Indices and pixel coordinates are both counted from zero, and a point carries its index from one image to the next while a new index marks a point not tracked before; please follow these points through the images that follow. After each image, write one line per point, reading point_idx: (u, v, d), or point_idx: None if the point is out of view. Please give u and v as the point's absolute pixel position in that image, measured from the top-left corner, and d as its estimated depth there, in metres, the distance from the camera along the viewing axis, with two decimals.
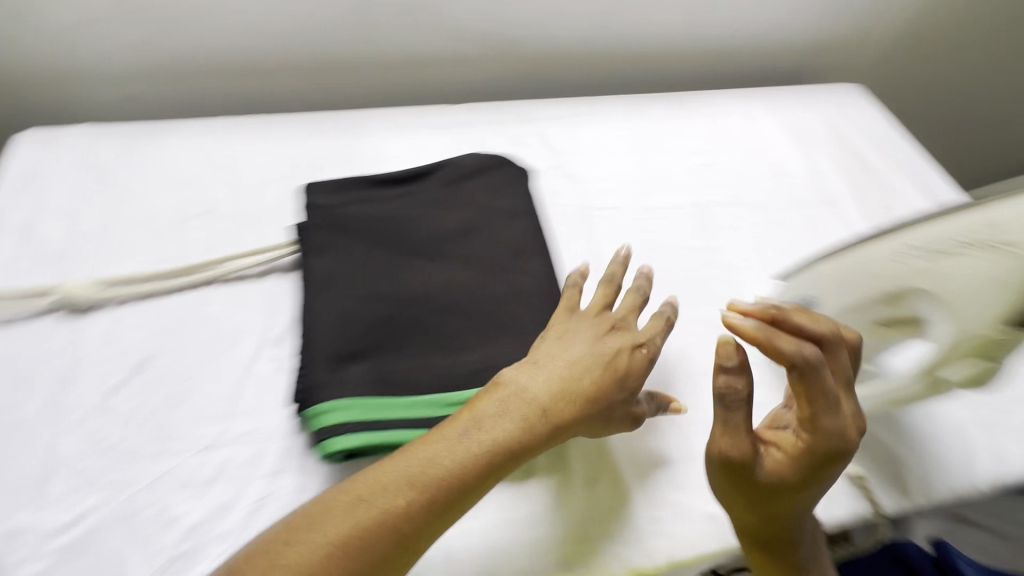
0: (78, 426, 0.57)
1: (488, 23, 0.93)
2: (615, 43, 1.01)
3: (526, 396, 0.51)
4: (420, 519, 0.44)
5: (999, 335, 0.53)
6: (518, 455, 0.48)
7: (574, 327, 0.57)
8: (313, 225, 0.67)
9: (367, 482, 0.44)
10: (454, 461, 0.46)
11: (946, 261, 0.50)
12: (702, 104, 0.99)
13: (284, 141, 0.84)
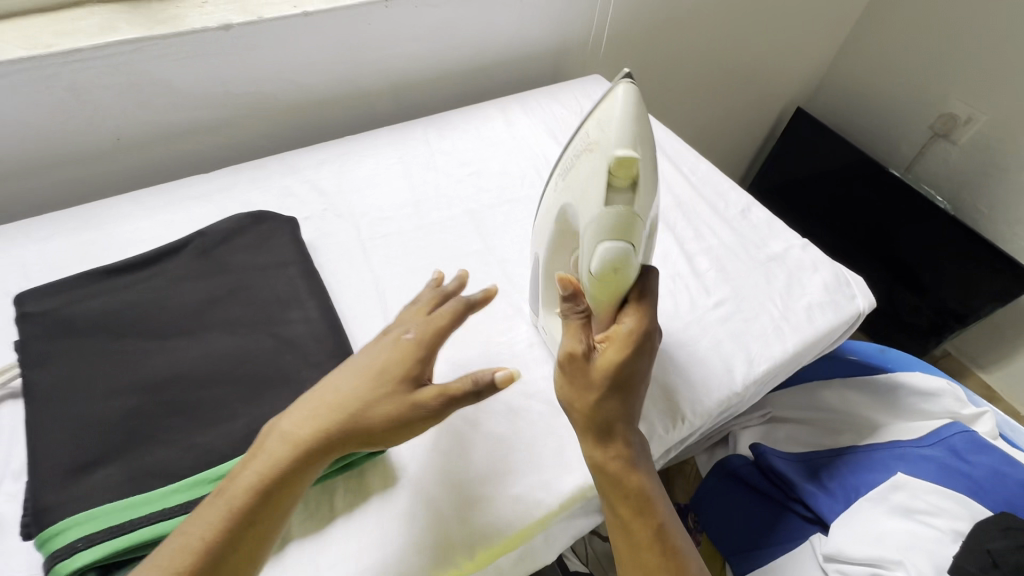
0: None
1: (228, 83, 0.92)
2: (370, 79, 1.05)
3: (250, 474, 0.50)
4: None
5: (626, 215, 0.58)
6: (249, 524, 0.48)
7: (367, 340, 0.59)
8: (33, 335, 0.61)
9: None
10: (237, 519, 0.48)
11: (571, 183, 0.63)
12: (465, 119, 1.06)
13: (8, 252, 0.76)
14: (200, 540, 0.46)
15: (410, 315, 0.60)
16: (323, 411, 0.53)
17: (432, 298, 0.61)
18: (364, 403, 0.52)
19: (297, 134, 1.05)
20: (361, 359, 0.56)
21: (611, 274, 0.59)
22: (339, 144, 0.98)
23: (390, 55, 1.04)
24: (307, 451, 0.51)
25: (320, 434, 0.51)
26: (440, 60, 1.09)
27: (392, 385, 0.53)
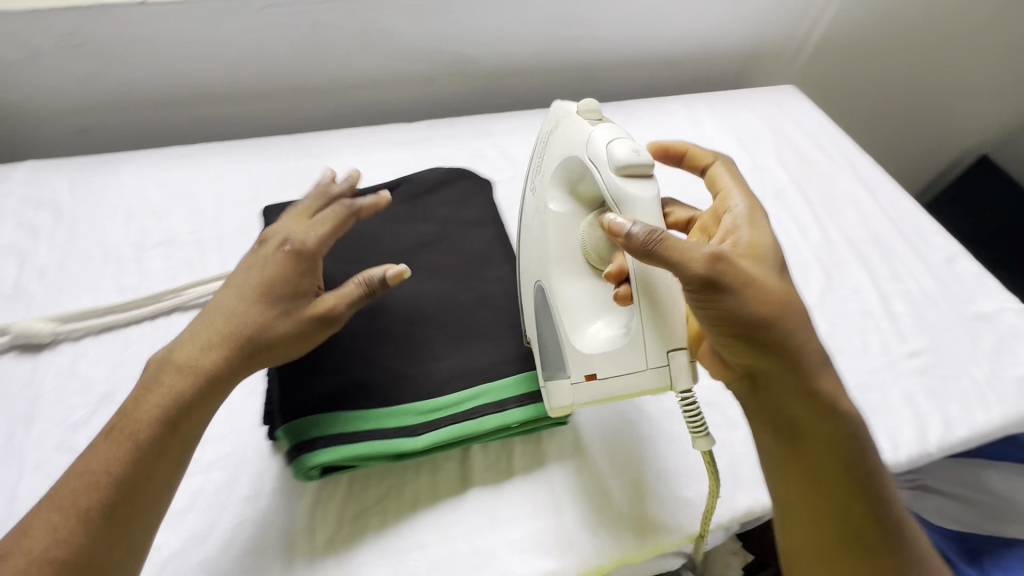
0: (38, 466, 0.56)
1: (441, 42, 0.96)
2: (564, 56, 1.05)
3: (202, 339, 0.51)
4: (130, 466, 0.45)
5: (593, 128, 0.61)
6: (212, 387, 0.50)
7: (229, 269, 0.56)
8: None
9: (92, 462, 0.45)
10: (144, 450, 0.46)
11: (544, 172, 0.64)
12: (651, 110, 1.04)
13: (242, 166, 0.84)
14: (102, 470, 0.45)
15: (287, 220, 0.58)
16: (211, 326, 0.51)
17: (314, 202, 0.60)
18: (273, 290, 0.52)
19: (484, 100, 1.08)
20: (229, 286, 0.54)
21: (636, 163, 0.56)
22: (528, 116, 0.99)
23: (591, 36, 1.03)
24: (157, 392, 0.48)
25: (219, 359, 0.50)
26: (636, 47, 1.08)
27: (284, 284, 0.53)
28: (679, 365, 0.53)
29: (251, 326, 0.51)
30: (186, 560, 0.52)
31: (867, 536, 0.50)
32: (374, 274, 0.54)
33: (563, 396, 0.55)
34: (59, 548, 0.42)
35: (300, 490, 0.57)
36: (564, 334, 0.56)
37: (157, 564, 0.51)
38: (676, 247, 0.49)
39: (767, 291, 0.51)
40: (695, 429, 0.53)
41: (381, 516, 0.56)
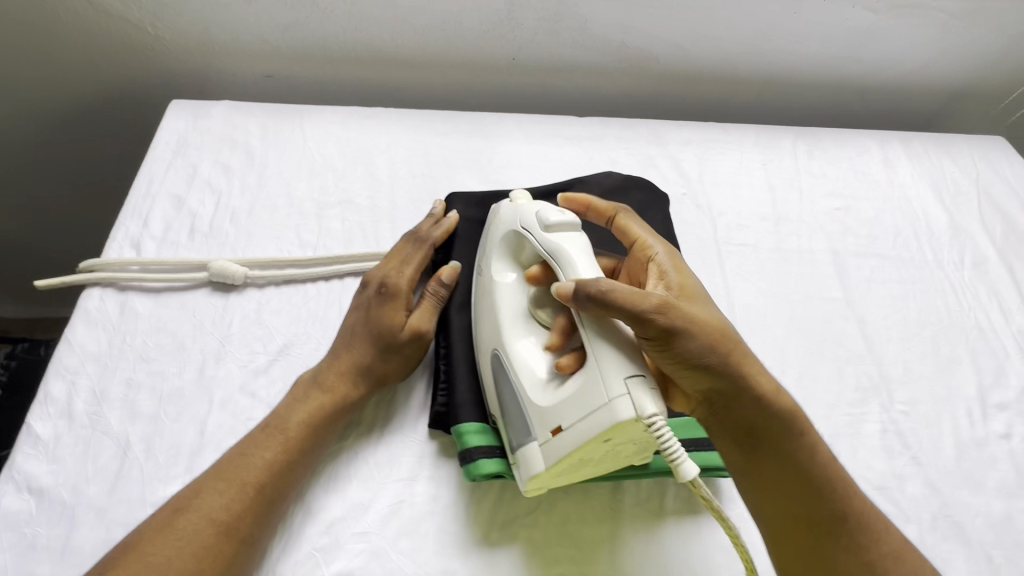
0: (224, 404, 0.59)
1: (629, 35, 0.91)
2: (750, 68, 0.97)
3: (331, 367, 0.57)
4: (281, 457, 0.51)
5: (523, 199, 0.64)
6: (346, 408, 0.56)
7: (356, 301, 0.61)
8: (457, 236, 0.67)
9: (233, 456, 0.51)
10: (291, 447, 0.52)
11: (483, 246, 0.63)
12: (839, 141, 0.94)
13: (417, 137, 0.84)
14: (261, 458, 0.50)
15: (381, 263, 0.63)
16: (335, 357, 0.58)
17: (404, 243, 0.64)
18: (395, 338, 0.58)
19: (653, 100, 1.01)
20: (348, 322, 0.60)
21: (561, 223, 0.56)
22: (704, 127, 0.93)
23: (788, 49, 0.94)
24: (304, 406, 0.54)
25: (352, 389, 0.56)
26: (834, 66, 0.97)
27: (399, 320, 0.59)
28: (637, 390, 0.47)
29: (373, 361, 0.57)
30: (348, 528, 0.54)
31: (833, 554, 0.50)
32: (437, 285, 0.62)
33: (534, 455, 0.51)
34: (224, 514, 0.47)
35: (455, 484, 0.57)
36: (525, 394, 0.53)
37: (322, 526, 0.53)
38: (613, 289, 0.49)
39: (711, 324, 0.51)
40: (671, 460, 0.46)
41: (530, 529, 0.56)
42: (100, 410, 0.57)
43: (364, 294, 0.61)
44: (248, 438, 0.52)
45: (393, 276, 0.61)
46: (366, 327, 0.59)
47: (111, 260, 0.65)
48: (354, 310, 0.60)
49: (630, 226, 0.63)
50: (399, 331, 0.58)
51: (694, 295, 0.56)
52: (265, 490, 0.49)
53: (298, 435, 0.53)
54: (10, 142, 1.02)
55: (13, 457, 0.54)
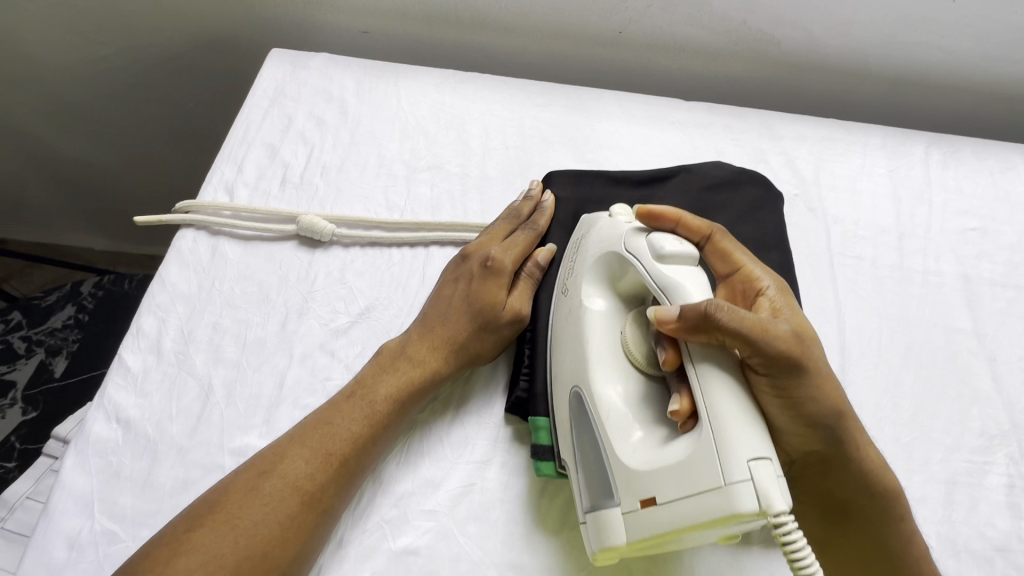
0: (304, 360, 0.58)
1: (753, 16, 0.83)
2: (885, 62, 0.87)
3: (420, 341, 0.55)
4: (364, 430, 0.50)
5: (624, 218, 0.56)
6: (431, 384, 0.54)
7: (454, 275, 0.59)
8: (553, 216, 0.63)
9: (315, 425, 0.50)
10: (375, 421, 0.50)
11: (570, 267, 0.57)
12: (981, 153, 0.83)
13: (512, 106, 0.80)
14: (345, 428, 0.49)
15: (481, 241, 0.61)
16: (431, 325, 0.56)
17: (506, 224, 0.62)
18: (495, 316, 0.56)
19: (764, 90, 0.93)
20: (444, 295, 0.58)
21: (679, 251, 0.50)
22: (823, 122, 0.84)
23: (933, 44, 0.84)
24: (394, 376, 0.53)
25: (443, 364, 0.54)
26: (982, 68, 0.86)
27: (500, 297, 0.56)
28: (764, 477, 0.38)
29: (469, 338, 0.55)
30: (418, 503, 0.52)
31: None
32: (534, 266, 0.59)
33: (618, 522, 0.44)
34: (307, 481, 0.47)
35: (529, 475, 0.54)
36: (614, 452, 0.46)
37: (394, 498, 0.52)
38: (737, 319, 0.42)
39: (832, 389, 0.46)
40: (800, 565, 0.38)
41: None
42: (187, 350, 0.57)
43: (463, 268, 0.59)
44: (331, 406, 0.51)
45: (496, 250, 0.58)
46: (462, 302, 0.57)
47: (206, 203, 0.66)
48: (451, 283, 0.58)
49: (731, 253, 0.53)
50: (496, 308, 0.56)
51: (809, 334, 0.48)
52: (348, 460, 0.48)
53: (382, 409, 0.51)
54: (115, 80, 1.05)
55: (105, 385, 0.55)
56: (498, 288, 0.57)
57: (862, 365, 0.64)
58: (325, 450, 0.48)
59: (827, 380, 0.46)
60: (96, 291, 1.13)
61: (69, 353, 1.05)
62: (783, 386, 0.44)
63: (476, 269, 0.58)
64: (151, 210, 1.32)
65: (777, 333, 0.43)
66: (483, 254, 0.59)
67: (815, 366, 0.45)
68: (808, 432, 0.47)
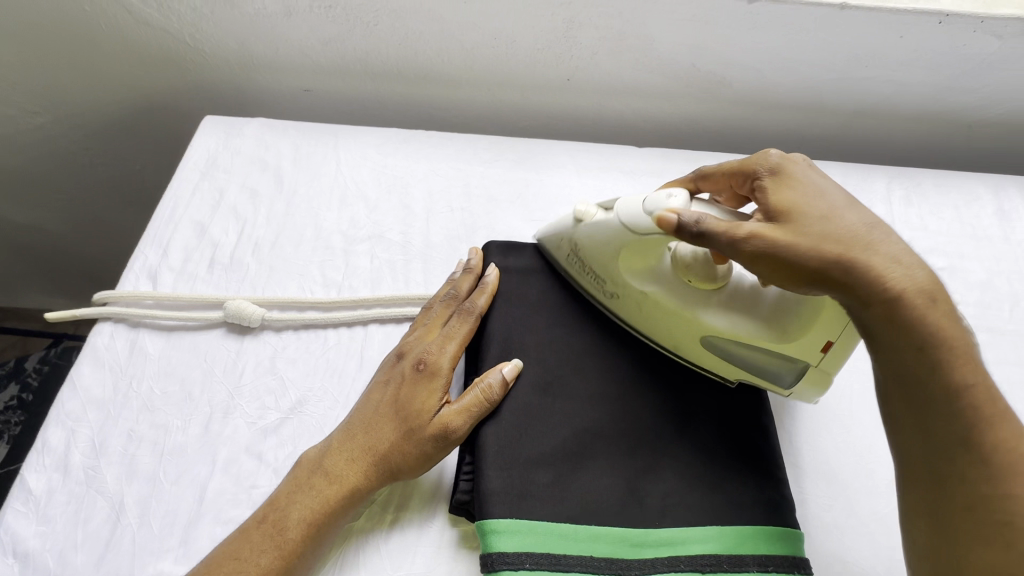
0: (227, 467, 0.53)
1: (702, 59, 0.81)
2: (839, 97, 0.85)
3: (341, 454, 0.49)
4: (275, 565, 0.45)
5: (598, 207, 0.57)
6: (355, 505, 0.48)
7: (385, 375, 0.54)
8: (496, 294, 0.58)
9: (217, 564, 0.45)
10: (286, 550, 0.46)
11: (584, 259, 0.58)
12: (943, 187, 0.81)
13: (457, 165, 0.77)
14: (253, 562, 0.45)
15: (419, 335, 0.56)
16: (353, 431, 0.51)
17: (445, 309, 0.57)
18: (421, 428, 0.50)
19: (722, 129, 0.91)
20: (372, 398, 0.52)
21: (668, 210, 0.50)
22: None
23: (884, 79, 0.82)
24: (308, 497, 0.48)
25: (364, 480, 0.49)
26: (939, 97, 0.84)
27: (431, 404, 0.51)
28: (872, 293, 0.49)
29: (391, 451, 0.49)
30: None
31: (983, 507, 0.38)
32: (493, 378, 0.51)
33: (818, 377, 0.52)
34: None
35: None
36: (762, 343, 0.51)
37: None
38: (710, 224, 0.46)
39: (830, 237, 0.44)
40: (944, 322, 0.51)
41: None
42: (98, 465, 0.52)
43: (395, 368, 0.54)
44: (238, 537, 0.46)
45: (432, 351, 0.53)
46: (388, 412, 0.51)
47: (127, 293, 0.61)
48: (381, 385, 0.53)
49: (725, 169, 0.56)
50: (422, 421, 0.50)
51: (833, 210, 0.46)
52: None
53: (297, 536, 0.46)
54: (53, 148, 1.01)
55: (4, 513, 0.50)
56: (427, 396, 0.51)
57: (832, 429, 0.60)
58: None
59: (818, 233, 0.44)
60: (42, 367, 1.07)
61: (11, 439, 0.98)
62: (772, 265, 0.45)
63: (406, 371, 0.53)
64: (106, 273, 1.27)
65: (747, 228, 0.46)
66: (418, 354, 0.53)
67: (799, 239, 0.44)
68: (810, 287, 0.45)
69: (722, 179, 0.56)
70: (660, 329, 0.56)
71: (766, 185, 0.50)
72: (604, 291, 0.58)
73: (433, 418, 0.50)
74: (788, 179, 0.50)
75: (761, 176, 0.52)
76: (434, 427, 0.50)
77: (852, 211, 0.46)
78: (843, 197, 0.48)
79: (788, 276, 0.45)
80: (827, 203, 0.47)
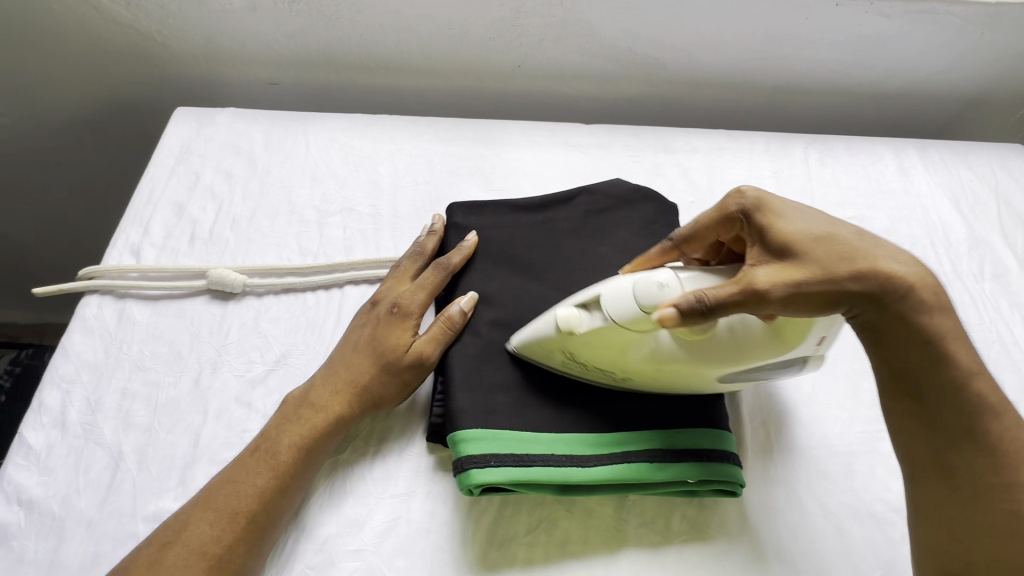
0: (219, 415, 0.57)
1: (637, 43, 0.90)
2: (760, 75, 0.95)
3: (325, 387, 0.56)
4: (271, 483, 0.50)
5: (569, 314, 0.52)
6: (340, 431, 0.54)
7: (362, 320, 0.60)
8: (471, 255, 0.64)
9: (218, 488, 0.50)
10: (280, 471, 0.51)
11: (582, 356, 0.53)
12: (852, 150, 0.91)
13: (420, 143, 0.83)
14: (252, 483, 0.50)
15: (391, 284, 0.62)
16: (334, 368, 0.57)
17: (413, 263, 0.64)
18: (396, 360, 0.56)
19: (661, 108, 1.00)
20: (352, 339, 0.59)
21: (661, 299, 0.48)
22: (711, 133, 0.91)
23: (796, 57, 0.93)
24: (296, 425, 0.53)
25: (347, 408, 0.55)
26: (845, 73, 0.95)
27: (404, 338, 0.58)
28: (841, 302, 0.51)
29: (371, 380, 0.56)
30: (343, 544, 0.52)
31: (986, 479, 0.46)
32: (453, 310, 0.59)
33: (816, 358, 0.53)
34: (214, 545, 0.47)
35: (453, 500, 0.55)
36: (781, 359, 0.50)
37: (317, 542, 0.52)
38: (723, 291, 0.45)
39: (846, 260, 0.45)
40: None
41: (531, 549, 0.53)
42: (94, 420, 0.56)
43: (370, 313, 0.60)
44: (236, 464, 0.51)
45: (402, 295, 0.60)
46: (366, 349, 0.57)
47: (111, 267, 0.65)
48: (358, 329, 0.59)
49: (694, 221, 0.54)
50: (397, 353, 0.57)
51: (836, 224, 0.47)
52: (257, 516, 0.49)
53: (289, 458, 0.52)
54: (17, 151, 1.02)
55: (5, 467, 0.53)
56: (401, 332, 0.58)
57: None
58: (230, 509, 0.48)
59: (837, 258, 0.45)
60: (13, 368, 1.07)
61: None
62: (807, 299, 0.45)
63: (381, 314, 0.59)
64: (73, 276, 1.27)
65: (769, 276, 0.45)
66: (390, 299, 0.60)
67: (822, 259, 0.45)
68: (831, 310, 0.46)
69: (707, 233, 0.53)
70: (677, 383, 0.54)
71: (756, 221, 0.49)
72: (613, 375, 0.54)
73: (406, 351, 0.57)
74: (774, 208, 0.49)
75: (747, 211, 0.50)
76: (407, 358, 0.57)
77: (845, 223, 0.48)
78: (822, 215, 0.49)
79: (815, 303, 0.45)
80: (824, 223, 0.47)
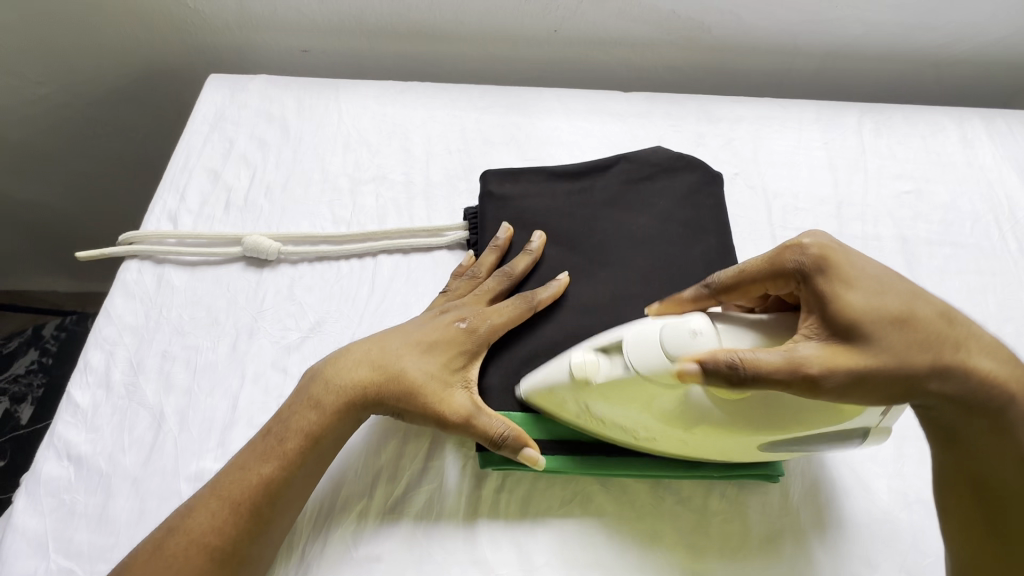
0: (256, 379, 0.58)
1: (681, 4, 0.85)
2: (813, 39, 0.89)
3: (365, 365, 0.53)
4: (280, 475, 0.48)
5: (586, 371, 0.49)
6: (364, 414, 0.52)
7: (425, 321, 0.57)
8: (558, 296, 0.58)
9: (227, 474, 0.49)
10: (288, 461, 0.49)
11: (600, 411, 0.50)
12: (912, 119, 0.86)
13: (453, 111, 0.81)
14: (258, 473, 0.48)
15: (467, 299, 0.58)
16: (389, 370, 0.53)
17: (498, 284, 0.59)
18: (441, 383, 0.52)
19: (703, 76, 0.95)
20: (413, 330, 0.55)
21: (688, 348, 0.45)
22: (757, 101, 0.86)
23: (854, 18, 0.86)
24: (304, 414, 0.51)
25: (377, 392, 0.52)
26: (906, 36, 0.89)
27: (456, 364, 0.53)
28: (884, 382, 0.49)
29: (411, 389, 0.52)
30: (376, 501, 0.53)
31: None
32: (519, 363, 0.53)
33: (879, 430, 0.49)
34: (215, 536, 0.46)
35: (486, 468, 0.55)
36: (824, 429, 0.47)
37: (347, 496, 0.53)
38: (771, 366, 0.42)
39: (912, 346, 0.43)
40: None
41: (564, 522, 0.53)
42: (137, 381, 0.57)
43: (434, 320, 0.56)
44: (247, 451, 0.50)
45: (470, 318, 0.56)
46: (420, 354, 0.54)
47: (149, 233, 0.66)
48: (419, 328, 0.56)
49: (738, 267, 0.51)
50: (444, 385, 0.52)
51: (909, 302, 0.45)
52: (262, 505, 0.47)
53: (297, 449, 0.50)
54: (56, 122, 1.03)
55: (55, 424, 0.55)
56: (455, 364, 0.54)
57: None
58: (234, 495, 0.47)
59: (909, 343, 0.43)
60: (59, 333, 1.10)
61: (34, 400, 1.01)
62: (869, 388, 0.43)
63: (444, 327, 0.55)
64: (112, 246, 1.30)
65: (820, 357, 0.43)
66: (456, 316, 0.56)
67: (890, 346, 0.43)
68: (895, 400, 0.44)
69: (753, 285, 0.50)
70: (715, 450, 0.50)
71: (821, 285, 0.45)
72: (636, 436, 0.51)
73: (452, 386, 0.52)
74: (844, 275, 0.45)
75: (810, 272, 0.46)
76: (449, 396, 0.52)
77: (918, 298, 0.46)
78: (902, 283, 0.46)
79: (874, 391, 0.43)
80: (897, 300, 0.45)
